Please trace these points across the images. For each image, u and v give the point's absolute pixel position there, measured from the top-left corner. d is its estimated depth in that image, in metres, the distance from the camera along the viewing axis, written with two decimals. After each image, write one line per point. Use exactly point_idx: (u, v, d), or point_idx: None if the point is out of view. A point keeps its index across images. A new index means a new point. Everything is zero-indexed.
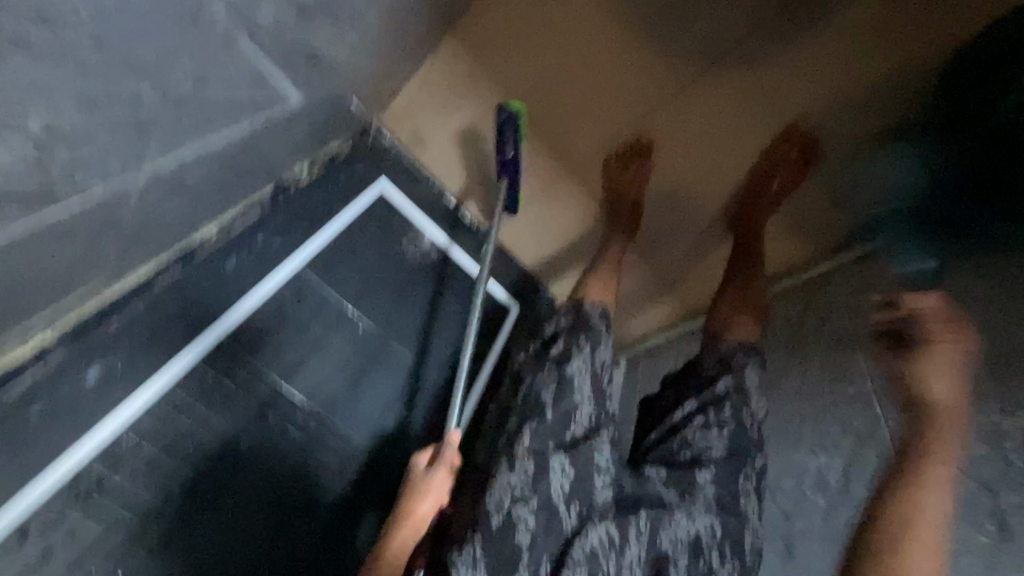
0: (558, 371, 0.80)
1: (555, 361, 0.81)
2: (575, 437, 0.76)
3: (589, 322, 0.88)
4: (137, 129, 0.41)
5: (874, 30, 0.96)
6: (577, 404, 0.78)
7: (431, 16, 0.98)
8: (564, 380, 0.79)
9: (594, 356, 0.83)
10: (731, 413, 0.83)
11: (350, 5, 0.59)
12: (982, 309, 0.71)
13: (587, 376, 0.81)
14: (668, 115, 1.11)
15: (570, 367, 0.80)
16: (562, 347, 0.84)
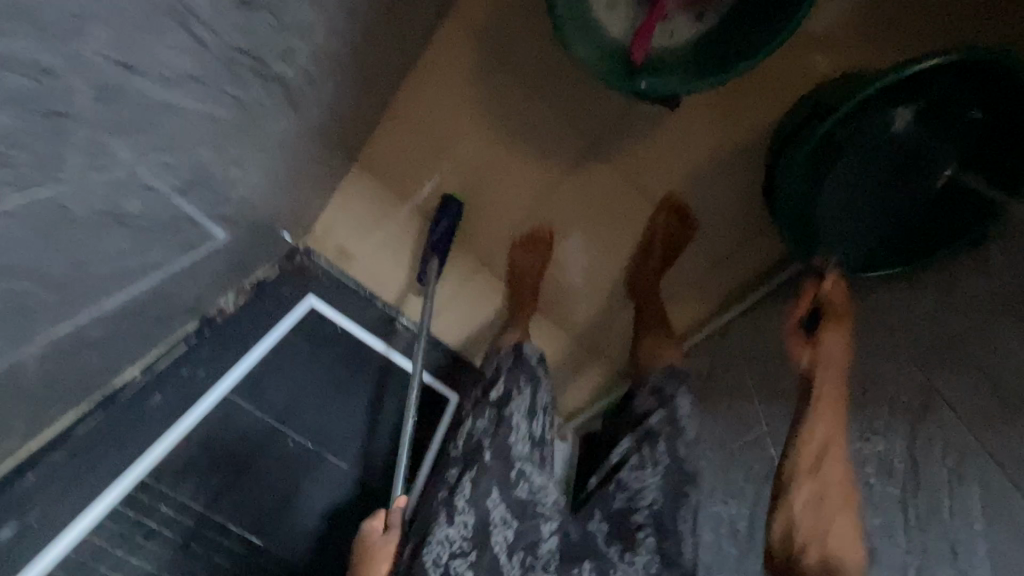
0: (498, 415, 0.93)
1: (495, 404, 0.95)
2: (517, 480, 0.86)
3: (529, 367, 1.01)
4: (26, 313, 0.49)
5: (720, 111, 1.08)
6: (514, 444, 0.90)
7: (343, 153, 1.11)
8: (501, 421, 0.92)
9: (531, 400, 0.97)
10: (663, 448, 0.90)
11: (233, 175, 0.69)
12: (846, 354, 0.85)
13: (526, 415, 0.95)
14: (551, 207, 1.20)
15: (509, 410, 0.93)
16: (503, 389, 0.97)
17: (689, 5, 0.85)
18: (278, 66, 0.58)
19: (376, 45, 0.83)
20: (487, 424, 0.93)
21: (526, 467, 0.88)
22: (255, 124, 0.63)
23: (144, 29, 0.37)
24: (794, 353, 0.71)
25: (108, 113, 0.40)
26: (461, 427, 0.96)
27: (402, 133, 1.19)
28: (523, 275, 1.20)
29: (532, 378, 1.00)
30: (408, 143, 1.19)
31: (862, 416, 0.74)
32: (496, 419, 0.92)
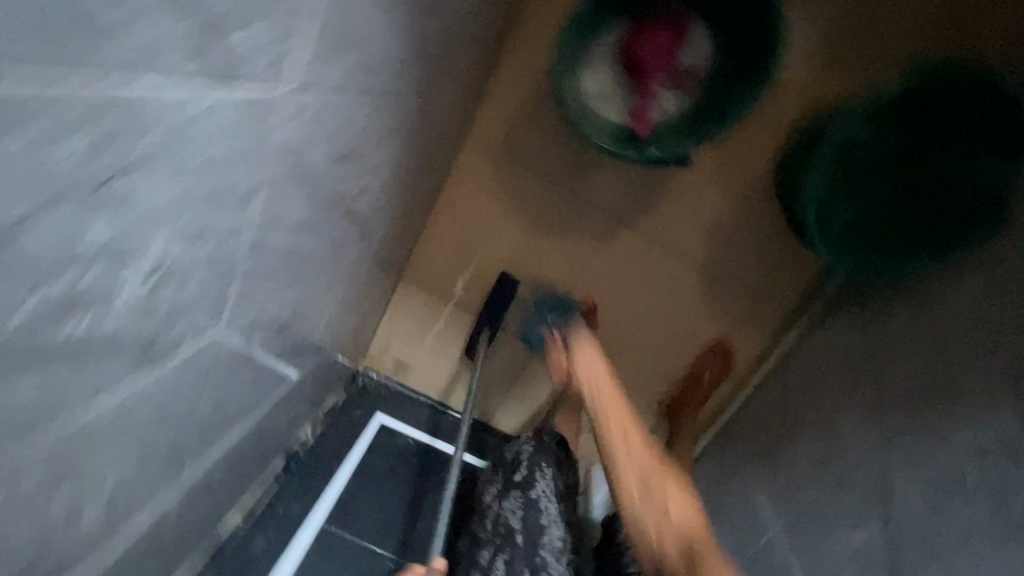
0: (523, 498, 0.93)
1: (520, 488, 0.95)
2: (539, 568, 0.85)
3: (549, 452, 1.01)
4: (179, 457, 0.54)
5: (723, 160, 1.16)
6: (544, 528, 0.90)
7: (392, 275, 1.22)
8: (528, 505, 0.92)
9: (553, 481, 0.98)
10: None
11: (320, 305, 0.77)
12: (919, 352, 0.86)
13: (551, 498, 0.95)
14: (589, 280, 1.25)
15: (534, 492, 0.94)
16: (522, 473, 0.97)
17: (674, 81, 0.98)
18: (358, 204, 0.68)
19: (418, 174, 0.96)
20: (514, 506, 0.93)
21: (548, 556, 0.86)
22: (338, 256, 0.72)
23: (283, 190, 0.47)
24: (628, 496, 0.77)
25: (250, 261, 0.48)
26: (486, 506, 0.96)
27: (437, 245, 1.29)
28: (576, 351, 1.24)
29: (554, 461, 1.00)
30: (449, 251, 1.29)
31: (953, 404, 0.75)
32: (525, 501, 0.93)
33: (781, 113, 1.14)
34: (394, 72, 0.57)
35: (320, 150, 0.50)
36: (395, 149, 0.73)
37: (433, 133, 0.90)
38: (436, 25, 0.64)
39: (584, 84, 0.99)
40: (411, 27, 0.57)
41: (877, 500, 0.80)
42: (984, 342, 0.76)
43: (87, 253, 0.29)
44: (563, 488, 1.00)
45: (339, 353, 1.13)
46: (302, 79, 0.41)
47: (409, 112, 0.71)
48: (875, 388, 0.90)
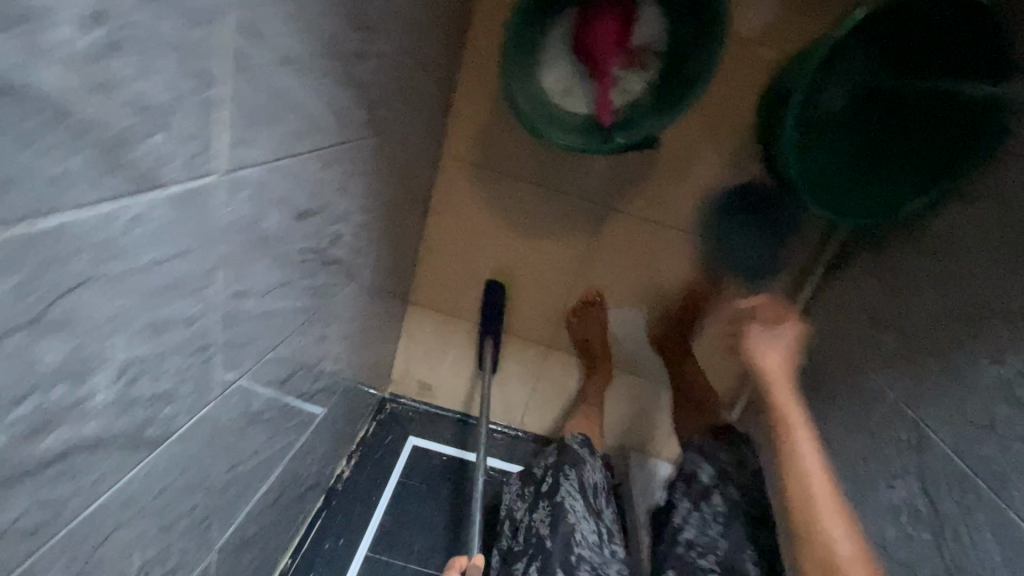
0: (549, 505, 0.96)
1: (546, 495, 0.98)
2: (576, 567, 0.87)
3: (574, 453, 1.03)
4: (205, 522, 0.57)
5: (706, 124, 1.11)
6: (574, 527, 0.92)
7: (398, 302, 1.25)
8: (555, 508, 0.95)
9: (580, 479, 1.00)
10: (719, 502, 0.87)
11: (323, 348, 0.80)
12: (939, 290, 0.82)
13: (575, 494, 0.97)
14: (590, 274, 1.24)
15: (559, 495, 0.96)
16: (550, 480, 1.00)
17: (633, 63, 0.96)
18: (333, 252, 0.70)
19: (399, 205, 0.98)
20: (542, 514, 0.96)
21: (584, 551, 0.89)
22: (327, 304, 0.75)
23: (243, 262, 0.49)
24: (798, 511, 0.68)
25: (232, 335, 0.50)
26: (521, 519, 1.00)
27: (434, 264, 1.28)
28: (589, 344, 1.24)
29: (578, 461, 1.02)
30: (448, 265, 1.28)
31: (981, 339, 0.72)
32: (551, 505, 0.95)
33: (755, 63, 1.08)
34: (336, 124, 0.59)
35: (274, 215, 0.52)
36: (361, 191, 0.74)
37: (403, 162, 0.92)
38: (374, 68, 0.65)
39: (544, 83, 0.98)
40: (346, 79, 0.58)
41: (914, 451, 0.77)
42: (1003, 271, 0.72)
43: (44, 380, 0.31)
44: (595, 486, 1.01)
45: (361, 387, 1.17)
46: (239, 159, 0.43)
47: (368, 154, 0.73)
48: (898, 335, 0.87)
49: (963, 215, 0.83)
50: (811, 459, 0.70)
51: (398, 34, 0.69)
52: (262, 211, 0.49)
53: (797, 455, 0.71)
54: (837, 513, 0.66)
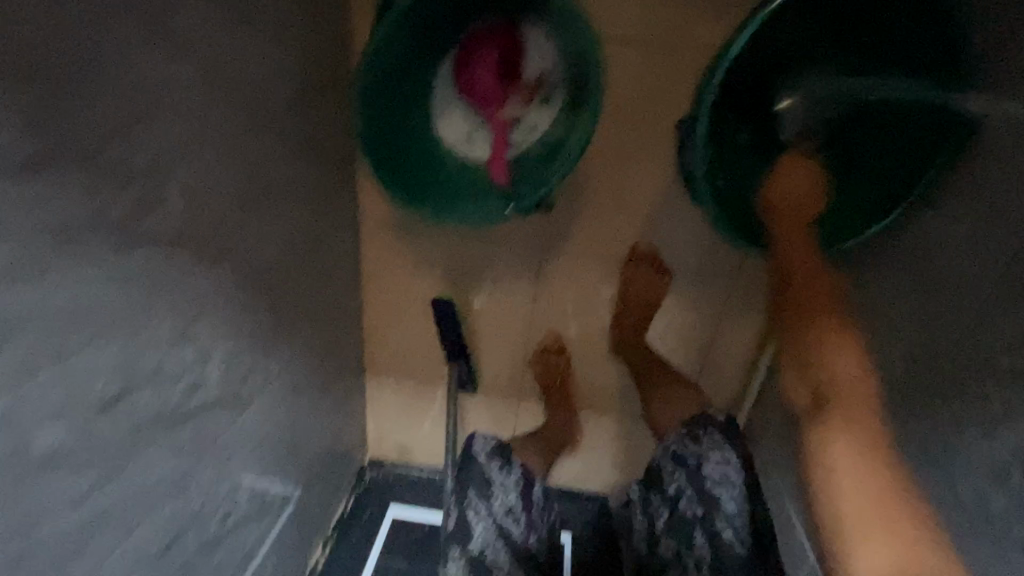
0: (465, 555, 0.92)
1: (459, 540, 0.94)
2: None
3: (480, 476, 0.99)
4: None
5: (645, 135, 0.95)
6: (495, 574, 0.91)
7: (356, 372, 1.18)
8: (472, 561, 0.92)
9: (490, 517, 0.95)
10: (697, 500, 0.86)
11: (230, 481, 0.75)
12: (924, 331, 0.70)
13: (495, 544, 0.93)
14: (547, 316, 1.12)
15: (474, 544, 0.93)
16: (456, 514, 0.96)
17: (533, 97, 0.83)
18: (195, 401, 0.64)
19: (311, 296, 0.90)
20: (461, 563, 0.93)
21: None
22: (213, 447, 0.69)
23: (12, 500, 0.43)
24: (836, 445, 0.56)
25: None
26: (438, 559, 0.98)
27: (379, 326, 1.17)
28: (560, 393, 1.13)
29: (483, 490, 0.97)
30: (397, 329, 1.17)
31: None
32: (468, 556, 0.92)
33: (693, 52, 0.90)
34: (133, 292, 0.51)
35: (52, 433, 0.46)
36: (225, 323, 0.68)
37: (299, 254, 0.84)
38: (186, 206, 0.57)
39: (438, 133, 0.85)
40: (133, 243, 0.51)
41: None
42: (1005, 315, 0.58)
43: None
44: (511, 508, 0.97)
45: (327, 470, 1.12)
46: None
47: (220, 286, 0.65)
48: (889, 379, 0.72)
49: (948, 230, 0.69)
50: (846, 367, 0.62)
51: (215, 155, 0.60)
52: (25, 437, 0.43)
53: (832, 363, 0.62)
54: (861, 428, 0.57)
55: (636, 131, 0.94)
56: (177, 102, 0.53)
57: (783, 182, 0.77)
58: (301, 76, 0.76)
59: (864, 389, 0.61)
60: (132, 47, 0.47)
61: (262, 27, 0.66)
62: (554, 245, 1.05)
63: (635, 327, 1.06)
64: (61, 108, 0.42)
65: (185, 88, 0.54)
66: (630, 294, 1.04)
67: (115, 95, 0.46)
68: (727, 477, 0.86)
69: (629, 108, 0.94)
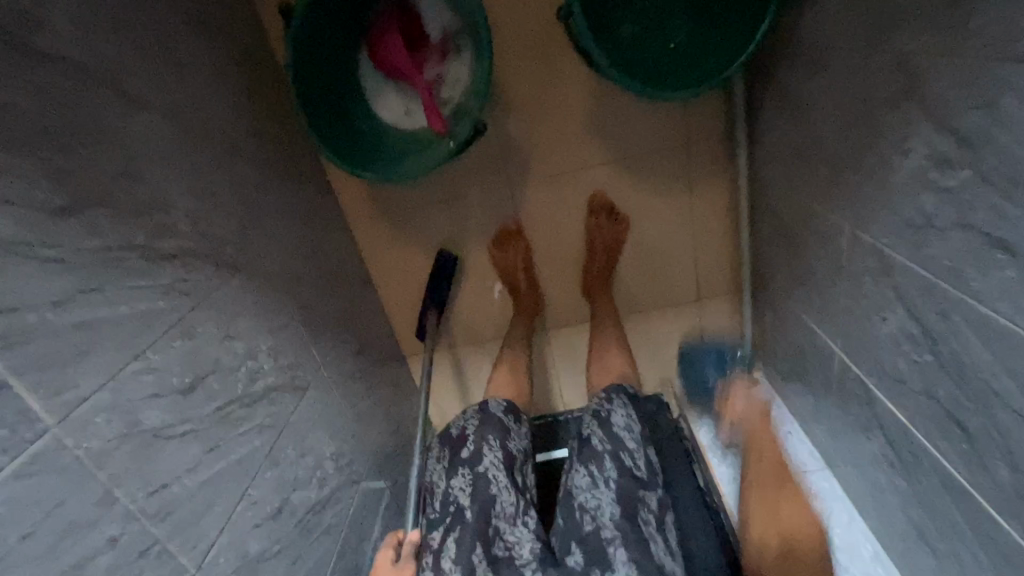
0: (472, 473, 0.90)
1: (468, 463, 0.92)
2: (494, 538, 0.84)
3: (495, 421, 0.97)
4: None
5: (558, 53, 1.06)
6: (495, 496, 0.87)
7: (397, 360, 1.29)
8: (477, 479, 0.89)
9: (501, 448, 0.93)
10: (621, 433, 0.91)
11: (311, 458, 0.85)
12: (831, 103, 0.74)
13: (502, 468, 0.90)
14: (539, 243, 1.22)
15: (482, 464, 0.90)
16: (472, 446, 0.93)
17: (445, 54, 0.93)
18: (257, 388, 0.75)
19: (327, 294, 1.02)
20: (464, 483, 0.90)
21: (502, 523, 0.85)
22: (286, 426, 0.80)
23: (141, 465, 0.54)
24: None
25: (178, 521, 0.58)
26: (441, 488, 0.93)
27: (400, 313, 1.27)
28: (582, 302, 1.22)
29: (500, 431, 0.95)
30: (412, 310, 1.27)
31: (883, 135, 0.64)
32: (473, 475, 0.89)
33: None
34: (174, 298, 0.63)
35: (153, 411, 0.57)
36: (259, 321, 0.79)
37: (302, 259, 0.95)
38: (193, 226, 0.69)
39: (378, 113, 0.95)
40: (161, 261, 0.63)
41: (884, 275, 0.70)
42: (876, 51, 0.62)
43: None
44: (515, 453, 0.95)
45: (402, 450, 1.23)
46: (68, 402, 0.49)
47: (243, 291, 0.77)
48: (825, 163, 0.79)
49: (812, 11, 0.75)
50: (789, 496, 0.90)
51: (200, 183, 0.72)
52: (134, 415, 0.55)
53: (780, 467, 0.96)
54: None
55: (549, 51, 1.05)
56: (155, 143, 0.65)
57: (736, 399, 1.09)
58: (250, 108, 0.89)
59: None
60: (109, 107, 0.59)
61: (202, 74, 0.78)
62: (520, 181, 1.16)
63: (610, 231, 1.16)
64: (75, 161, 0.54)
65: (158, 132, 0.66)
66: (596, 192, 1.16)
67: (108, 146, 0.58)
68: (632, 424, 0.94)
69: (532, 32, 1.04)
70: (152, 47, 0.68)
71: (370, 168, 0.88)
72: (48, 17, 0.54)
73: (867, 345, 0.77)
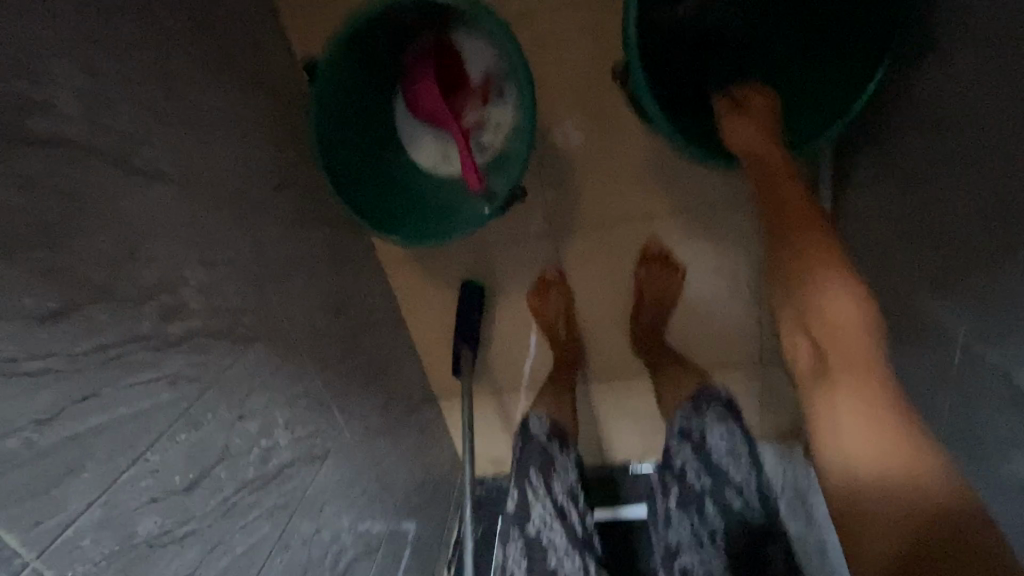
0: (524, 538, 0.90)
1: (517, 525, 0.91)
2: None
3: (536, 456, 0.94)
4: None
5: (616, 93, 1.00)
6: (557, 567, 0.88)
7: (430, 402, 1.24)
8: (531, 543, 0.89)
9: (551, 500, 0.91)
10: (725, 467, 0.82)
11: (326, 533, 0.80)
12: (954, 184, 0.62)
13: (553, 527, 0.89)
14: (584, 291, 1.12)
15: (532, 526, 0.89)
16: (517, 496, 0.92)
17: (489, 97, 0.86)
18: (269, 468, 0.71)
19: (356, 346, 0.97)
20: (519, 549, 0.90)
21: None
22: (300, 502, 0.76)
23: None
24: (828, 287, 0.55)
25: None
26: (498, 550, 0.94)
27: (433, 356, 1.21)
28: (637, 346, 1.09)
29: (542, 473, 0.93)
30: (447, 353, 1.20)
31: (1010, 239, 0.52)
32: (527, 543, 0.89)
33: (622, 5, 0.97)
34: (181, 386, 0.59)
35: (149, 516, 0.53)
36: (277, 391, 0.75)
37: (329, 313, 0.90)
38: (207, 302, 0.65)
39: (415, 162, 0.88)
40: (169, 347, 0.59)
41: (1009, 402, 0.56)
42: (996, 112, 0.54)
43: None
44: (567, 500, 0.93)
45: (430, 501, 1.17)
46: (51, 529, 0.45)
47: (262, 361, 0.73)
48: (937, 250, 0.66)
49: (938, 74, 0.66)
50: (839, 306, 0.54)
51: (218, 251, 0.68)
52: (127, 528, 0.51)
53: (831, 300, 0.55)
54: (864, 372, 0.51)
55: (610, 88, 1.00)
56: (169, 218, 0.61)
57: (734, 121, 0.75)
58: (281, 157, 0.85)
59: (866, 333, 0.53)
60: (116, 186, 0.56)
61: (228, 132, 0.74)
62: (566, 225, 1.08)
63: (660, 285, 1.06)
64: (73, 256, 0.50)
65: (173, 206, 0.62)
66: (650, 243, 1.07)
67: (114, 231, 0.55)
68: (736, 448, 0.83)
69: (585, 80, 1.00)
70: (174, 112, 0.65)
71: (395, 226, 0.81)
72: (56, 98, 0.51)
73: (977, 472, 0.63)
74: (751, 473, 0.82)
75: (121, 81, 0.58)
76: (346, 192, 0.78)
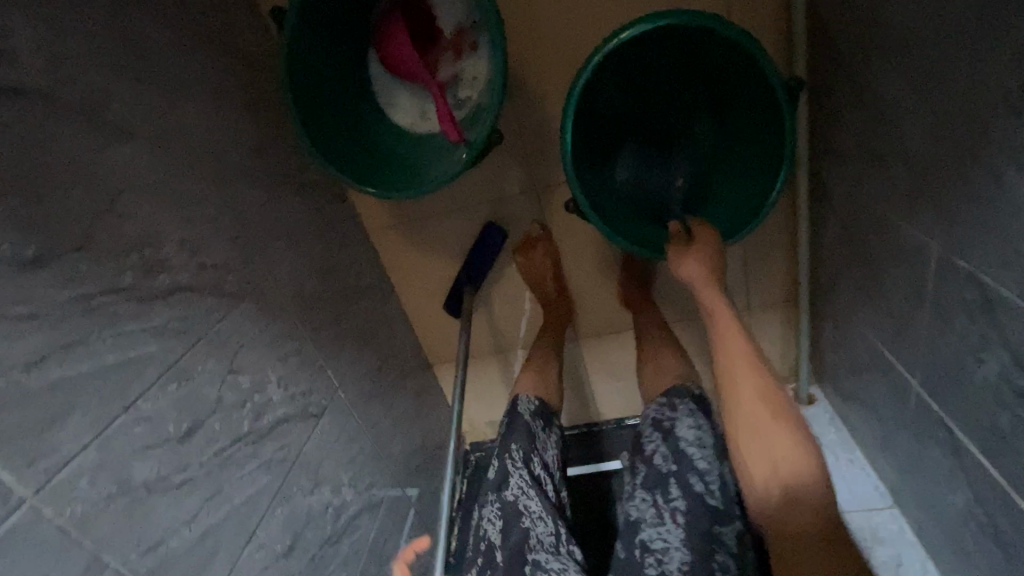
0: (500, 503, 0.86)
1: (495, 490, 0.87)
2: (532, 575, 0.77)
3: (522, 429, 0.94)
4: None
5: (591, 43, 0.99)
6: (528, 530, 0.82)
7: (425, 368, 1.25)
8: (506, 507, 0.85)
9: (529, 468, 0.89)
10: (691, 454, 0.81)
11: (327, 488, 0.82)
12: (918, 97, 0.61)
13: (530, 491, 0.86)
14: (569, 250, 1.13)
15: (509, 490, 0.86)
16: (500, 466, 0.89)
17: (461, 49, 0.85)
18: (264, 422, 0.72)
19: (346, 309, 0.98)
20: (493, 513, 0.86)
21: (540, 555, 0.79)
22: (299, 456, 0.77)
23: (130, 526, 0.52)
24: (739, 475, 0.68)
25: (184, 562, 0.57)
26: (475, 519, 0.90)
27: (425, 322, 1.22)
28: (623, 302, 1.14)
29: (523, 442, 0.91)
30: (438, 319, 1.21)
31: (982, 135, 0.52)
32: (503, 506, 0.85)
33: None
34: (167, 340, 0.60)
35: (144, 463, 0.54)
36: (267, 350, 0.76)
37: (317, 275, 0.91)
38: (190, 258, 0.65)
39: (392, 121, 0.88)
40: (153, 300, 0.59)
41: (981, 307, 0.57)
42: (938, 34, 0.55)
43: None
44: (543, 469, 0.91)
45: (429, 463, 1.19)
46: (46, 470, 0.46)
47: (250, 318, 0.73)
48: (908, 169, 0.66)
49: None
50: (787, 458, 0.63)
51: (197, 209, 0.68)
52: (123, 473, 0.52)
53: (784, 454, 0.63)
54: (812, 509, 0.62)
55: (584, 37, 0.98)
56: (144, 174, 0.61)
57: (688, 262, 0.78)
58: (254, 121, 0.84)
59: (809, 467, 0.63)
60: (86, 141, 0.55)
61: (201, 94, 0.73)
62: (548, 182, 1.08)
63: None
64: (48, 206, 0.50)
65: (148, 163, 0.62)
66: None
67: (90, 185, 0.55)
68: (703, 440, 0.82)
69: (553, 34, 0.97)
70: (140, 70, 0.64)
71: (377, 182, 0.81)
72: (17, 49, 0.50)
73: (953, 382, 0.65)
74: (716, 464, 0.80)
75: (83, 35, 0.57)
76: (323, 152, 0.77)
